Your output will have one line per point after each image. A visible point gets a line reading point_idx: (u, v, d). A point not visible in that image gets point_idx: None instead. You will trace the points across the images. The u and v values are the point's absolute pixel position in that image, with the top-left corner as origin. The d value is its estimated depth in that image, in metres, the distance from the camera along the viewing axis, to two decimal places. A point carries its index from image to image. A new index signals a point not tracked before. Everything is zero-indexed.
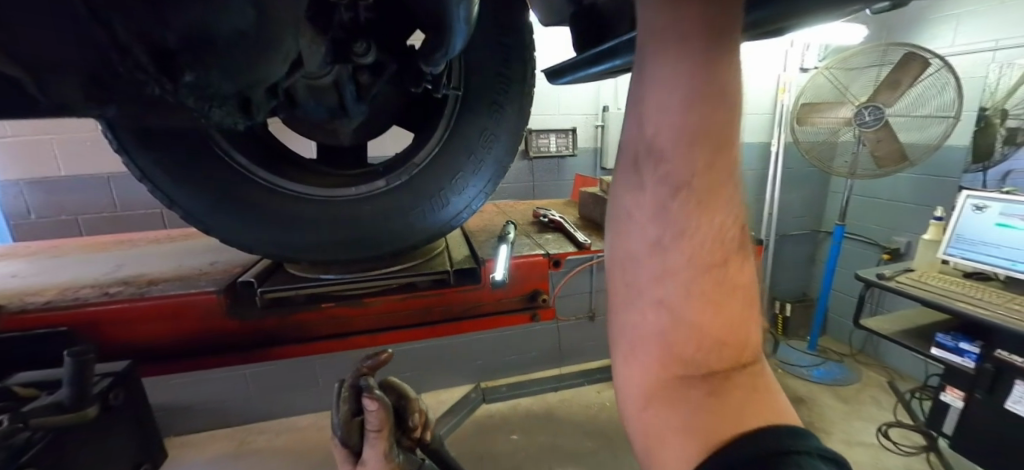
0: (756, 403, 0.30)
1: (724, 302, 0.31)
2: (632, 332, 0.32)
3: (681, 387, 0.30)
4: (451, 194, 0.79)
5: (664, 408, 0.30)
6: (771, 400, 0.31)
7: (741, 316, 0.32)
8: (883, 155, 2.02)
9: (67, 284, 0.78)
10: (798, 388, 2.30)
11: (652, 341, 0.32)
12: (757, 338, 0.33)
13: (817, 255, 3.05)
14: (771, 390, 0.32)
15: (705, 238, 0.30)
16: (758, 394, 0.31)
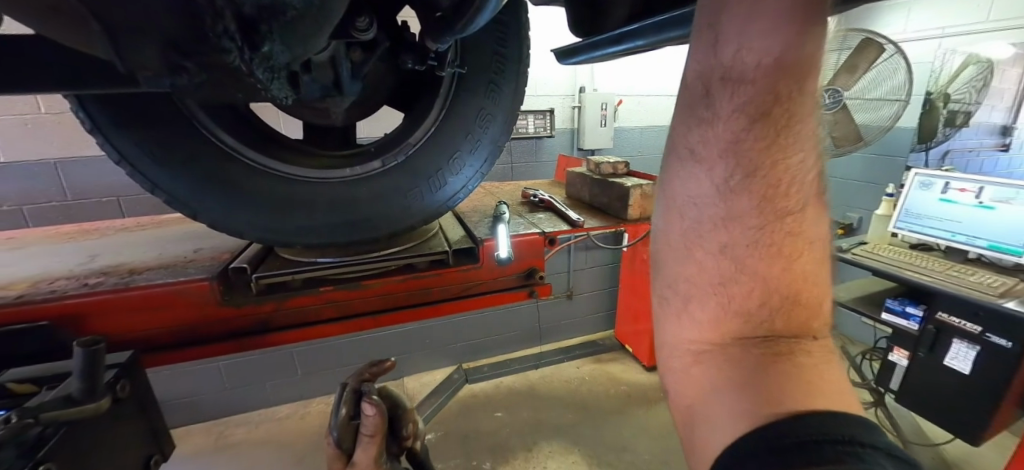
0: (812, 372, 0.32)
1: (781, 279, 0.34)
2: (685, 298, 0.36)
3: (732, 351, 0.34)
4: (448, 174, 0.79)
5: (713, 367, 0.34)
6: (827, 375, 0.33)
7: (801, 296, 0.35)
8: (841, 136, 2.15)
9: (38, 276, 0.73)
10: None
11: (703, 308, 0.35)
12: (817, 316, 0.36)
13: None
14: (829, 365, 0.34)
15: (768, 216, 0.33)
16: (814, 367, 0.33)
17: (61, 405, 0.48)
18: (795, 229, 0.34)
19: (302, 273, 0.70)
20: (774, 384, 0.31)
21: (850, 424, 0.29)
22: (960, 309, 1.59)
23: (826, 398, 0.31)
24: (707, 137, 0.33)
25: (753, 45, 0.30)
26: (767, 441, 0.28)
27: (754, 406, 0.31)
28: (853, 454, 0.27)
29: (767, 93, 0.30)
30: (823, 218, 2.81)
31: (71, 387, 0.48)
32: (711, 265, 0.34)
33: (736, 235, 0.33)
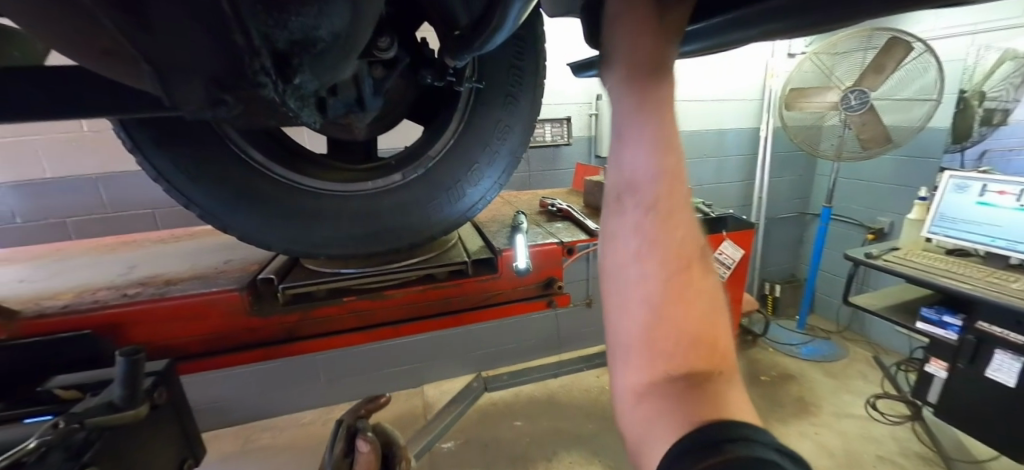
0: (723, 391, 0.30)
1: (694, 304, 0.33)
2: (615, 335, 0.34)
3: (660, 380, 0.31)
4: (467, 186, 0.80)
5: (649, 397, 0.31)
6: (738, 398, 0.31)
7: (713, 324, 0.34)
8: (869, 138, 2.06)
9: (81, 287, 0.77)
10: (789, 366, 2.38)
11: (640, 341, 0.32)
12: (729, 351, 0.34)
13: (805, 236, 3.13)
14: (740, 395, 0.31)
15: (673, 243, 0.34)
16: (726, 387, 0.31)
17: (103, 412, 0.50)
18: (693, 258, 0.35)
19: (326, 284, 0.72)
20: (691, 400, 0.29)
21: (746, 426, 0.27)
22: (1003, 318, 1.50)
23: (738, 414, 0.29)
24: (624, 183, 0.35)
25: (636, 102, 0.35)
26: (687, 452, 0.26)
27: (679, 420, 0.28)
28: (745, 453, 0.25)
29: (654, 138, 0.35)
30: (852, 222, 2.71)
31: (112, 392, 0.50)
32: (636, 294, 0.33)
33: (653, 262, 0.33)
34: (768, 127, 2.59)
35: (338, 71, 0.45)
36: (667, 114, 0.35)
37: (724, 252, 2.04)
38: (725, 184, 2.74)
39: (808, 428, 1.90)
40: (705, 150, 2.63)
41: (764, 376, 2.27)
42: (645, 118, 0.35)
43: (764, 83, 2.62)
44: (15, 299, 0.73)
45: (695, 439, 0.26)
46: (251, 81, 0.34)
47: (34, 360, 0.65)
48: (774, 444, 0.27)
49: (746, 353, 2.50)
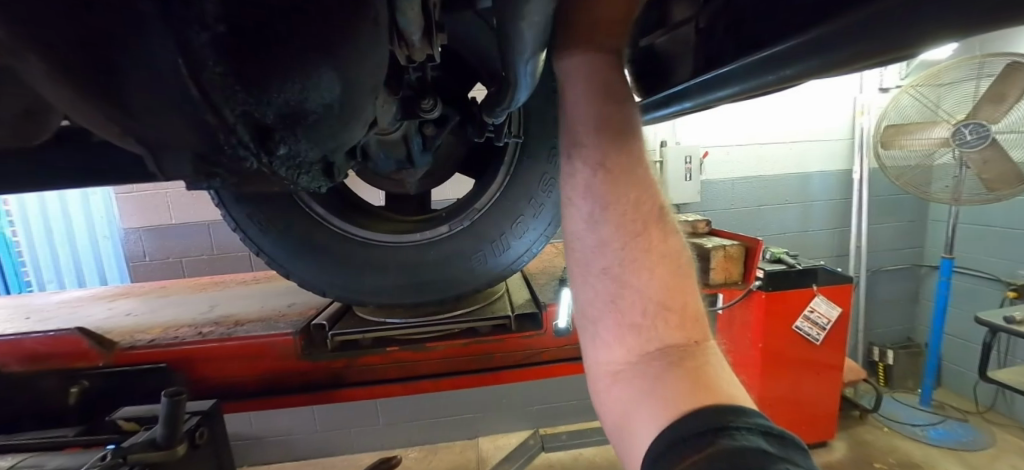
0: (699, 363, 0.36)
1: (661, 292, 0.39)
2: (594, 322, 0.41)
3: (638, 363, 0.37)
4: (511, 238, 0.79)
5: (629, 376, 0.37)
6: (713, 365, 0.36)
7: (682, 304, 0.39)
8: (994, 177, 1.73)
9: (169, 323, 0.87)
10: (911, 452, 1.94)
11: (610, 323, 0.39)
12: (702, 320, 0.39)
13: (922, 293, 2.65)
14: (716, 361, 0.37)
15: (634, 240, 0.40)
16: (701, 360, 0.36)
17: (144, 448, 0.54)
18: (659, 249, 0.40)
19: (370, 333, 0.73)
20: (669, 380, 0.34)
21: (732, 409, 0.31)
22: None
23: (717, 387, 0.34)
24: (575, 193, 0.43)
25: (589, 121, 0.41)
26: (677, 438, 0.30)
27: (662, 401, 0.33)
28: (734, 441, 0.28)
29: (605, 151, 0.41)
30: (983, 278, 2.26)
31: (154, 431, 0.54)
32: (606, 289, 0.40)
33: (617, 262, 0.40)
34: (861, 169, 2.31)
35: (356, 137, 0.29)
36: (620, 126, 0.41)
37: (814, 310, 1.79)
38: (813, 232, 2.45)
39: None
40: (786, 196, 2.40)
41: (878, 464, 1.87)
42: (592, 135, 0.41)
43: (853, 122, 2.36)
44: (118, 331, 0.83)
45: (683, 424, 0.30)
46: (231, 156, 0.19)
47: (120, 387, 0.72)
48: (759, 423, 0.30)
49: (851, 431, 2.09)
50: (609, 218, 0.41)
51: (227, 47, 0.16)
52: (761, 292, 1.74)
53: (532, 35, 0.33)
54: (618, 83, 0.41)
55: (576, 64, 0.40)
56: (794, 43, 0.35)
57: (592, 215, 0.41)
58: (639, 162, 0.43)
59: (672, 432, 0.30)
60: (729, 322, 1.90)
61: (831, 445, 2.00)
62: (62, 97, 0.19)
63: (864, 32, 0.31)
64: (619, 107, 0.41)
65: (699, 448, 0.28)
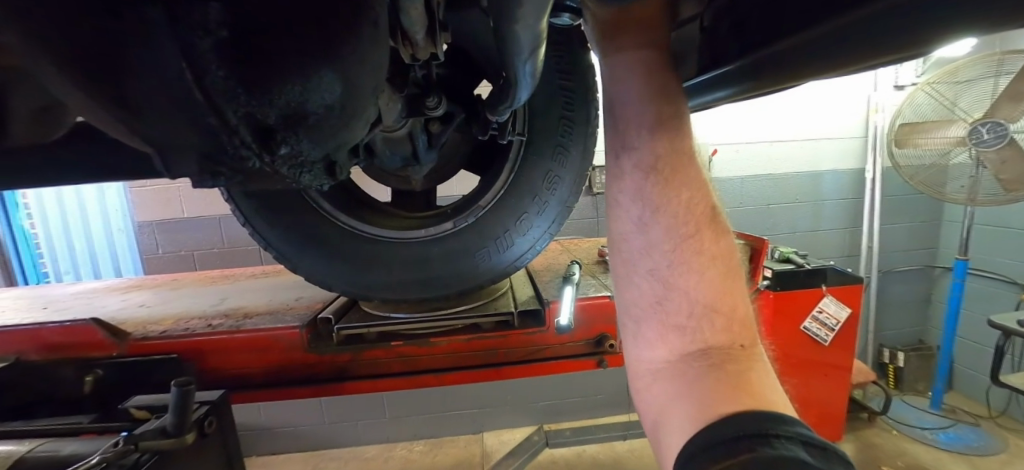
0: (741, 366, 0.37)
1: (708, 295, 0.40)
2: (638, 320, 0.43)
3: (682, 364, 0.38)
4: (516, 234, 0.79)
5: (670, 374, 0.38)
6: (757, 371, 0.37)
7: (729, 308, 0.40)
8: (1012, 178, 1.70)
9: (181, 315, 0.89)
10: (919, 456, 1.92)
11: (654, 324, 0.41)
12: (747, 325, 0.40)
13: (935, 295, 2.60)
14: (762, 367, 0.37)
15: (687, 243, 0.41)
16: (744, 363, 0.37)
17: (155, 436, 0.55)
18: (710, 253, 0.41)
19: (374, 328, 0.74)
20: (709, 382, 0.35)
21: (775, 419, 0.31)
22: None
23: (759, 392, 0.34)
24: (623, 191, 0.44)
25: (641, 125, 0.42)
26: (709, 444, 0.30)
27: (699, 405, 0.35)
28: (775, 450, 0.28)
29: (657, 154, 0.42)
30: (999, 280, 2.21)
31: (164, 419, 0.55)
32: (652, 290, 0.41)
33: (667, 264, 0.41)
34: (874, 168, 2.28)
35: (356, 137, 0.29)
36: (671, 130, 0.42)
37: (823, 311, 1.77)
38: (824, 231, 2.41)
39: None
40: (796, 195, 2.37)
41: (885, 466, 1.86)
42: (645, 133, 0.42)
43: (867, 119, 2.32)
44: (131, 322, 0.86)
45: (720, 429, 0.31)
46: (234, 155, 0.20)
47: (132, 377, 0.74)
48: (802, 434, 0.30)
49: (858, 433, 2.08)
50: (661, 219, 0.42)
51: (229, 53, 0.17)
52: (769, 291, 1.73)
53: (528, 36, 0.33)
54: (666, 86, 0.42)
55: (617, 66, 0.42)
56: (792, 45, 0.35)
57: (641, 215, 0.43)
58: (690, 161, 0.43)
59: (709, 434, 0.31)
60: None
61: (838, 447, 1.98)
62: (73, 98, 0.20)
63: (862, 33, 0.31)
64: (669, 111, 0.42)
65: (737, 452, 0.28)
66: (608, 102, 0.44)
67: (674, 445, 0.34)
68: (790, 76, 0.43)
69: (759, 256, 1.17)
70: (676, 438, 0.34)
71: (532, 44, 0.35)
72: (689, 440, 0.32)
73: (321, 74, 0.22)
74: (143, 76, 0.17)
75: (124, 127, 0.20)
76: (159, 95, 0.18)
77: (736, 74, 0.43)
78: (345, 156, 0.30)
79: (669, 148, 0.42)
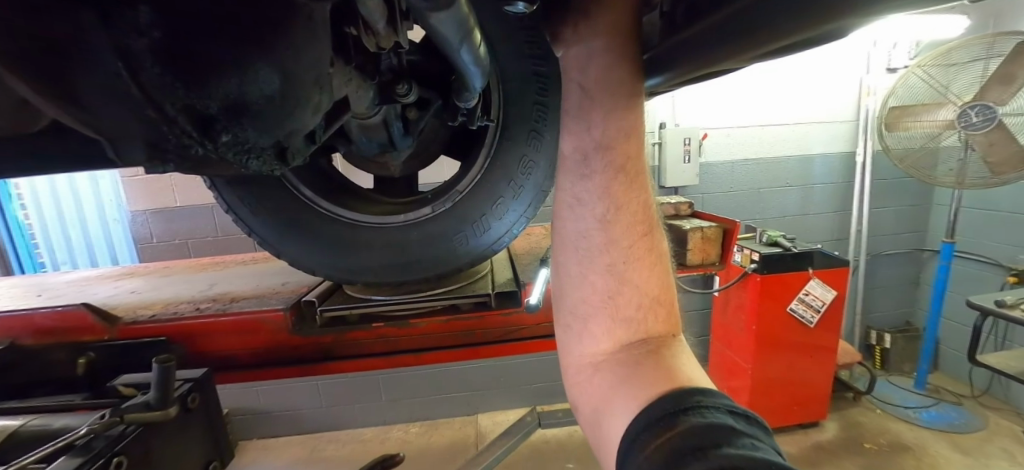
0: (671, 350, 0.42)
1: (653, 289, 0.45)
2: (586, 317, 0.46)
3: (623, 353, 0.42)
4: (492, 218, 0.81)
5: (614, 364, 0.42)
6: (686, 355, 0.42)
7: (667, 301, 0.46)
8: (999, 161, 1.71)
9: (170, 300, 0.91)
10: (901, 433, 1.99)
11: (604, 322, 0.44)
12: (679, 317, 0.46)
13: (921, 277, 2.65)
14: (688, 352, 0.43)
15: (640, 243, 0.46)
16: (671, 348, 0.43)
17: (139, 409, 0.59)
18: (650, 254, 0.46)
19: (356, 309, 0.75)
20: (647, 367, 0.40)
21: (702, 392, 0.36)
22: None
23: (685, 373, 0.39)
24: (585, 192, 0.46)
25: (610, 126, 0.45)
26: (653, 420, 0.34)
27: (641, 386, 0.38)
28: (704, 419, 0.33)
29: (623, 157, 0.45)
30: (984, 262, 2.25)
31: (147, 393, 0.59)
32: (605, 286, 0.45)
33: (622, 262, 0.45)
34: (864, 152, 2.29)
35: (303, 122, 0.31)
36: (633, 132, 0.46)
37: (809, 293, 1.81)
38: (812, 215, 2.44)
39: None
40: (787, 179, 2.38)
41: (867, 443, 1.93)
42: (617, 140, 0.45)
43: (859, 103, 2.32)
44: (123, 307, 0.89)
45: (658, 405, 0.35)
46: (177, 144, 0.22)
47: (123, 359, 0.77)
48: (727, 404, 0.35)
49: (843, 412, 2.14)
50: (619, 218, 0.45)
51: (162, 51, 0.19)
52: (756, 275, 1.78)
53: (453, 26, 0.35)
54: (635, 88, 0.45)
55: (577, 56, 0.44)
56: (715, 25, 0.37)
57: (601, 213, 0.45)
58: (646, 173, 0.48)
59: (652, 411, 0.35)
60: (727, 303, 2.00)
61: (823, 425, 2.05)
62: (20, 89, 0.21)
63: (773, 13, 0.33)
64: (632, 113, 0.45)
65: (673, 425, 0.33)
66: (587, 94, 0.45)
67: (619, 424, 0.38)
68: (725, 58, 0.45)
69: (735, 237, 1.20)
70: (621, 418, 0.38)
71: (471, 28, 0.37)
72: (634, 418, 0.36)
73: (252, 66, 0.24)
74: (82, 75, 0.19)
75: (73, 117, 0.22)
76: (98, 91, 0.20)
77: (675, 50, 0.45)
78: (294, 148, 0.33)
79: (635, 155, 0.46)
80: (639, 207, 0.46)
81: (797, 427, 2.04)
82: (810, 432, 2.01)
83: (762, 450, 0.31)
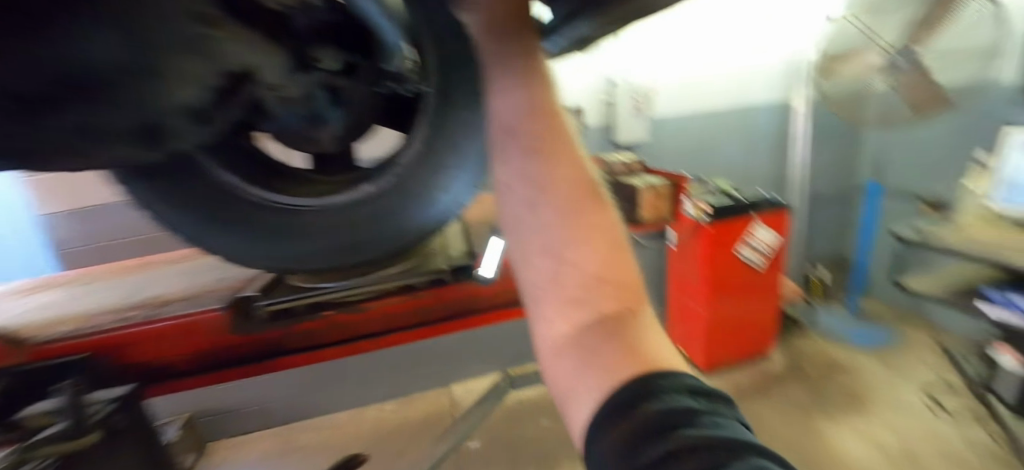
0: (637, 332, 0.33)
1: (600, 258, 0.34)
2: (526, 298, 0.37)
3: (572, 343, 0.33)
4: (438, 192, 0.76)
5: (562, 357, 0.33)
6: (647, 332, 0.34)
7: (619, 269, 0.35)
8: (920, 102, 1.83)
9: (89, 311, 0.82)
10: (837, 356, 2.22)
11: (547, 310, 0.35)
12: (637, 285, 0.36)
13: (852, 214, 2.87)
14: (648, 326, 0.35)
15: (575, 200, 0.34)
16: (638, 329, 0.34)
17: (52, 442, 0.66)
18: (599, 218, 0.35)
19: (304, 299, 0.73)
20: (601, 356, 0.31)
21: (662, 375, 0.30)
22: None
23: (644, 355, 0.32)
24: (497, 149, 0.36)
25: (507, 62, 0.34)
26: (606, 419, 0.28)
27: (594, 383, 0.30)
28: (663, 403, 0.27)
29: (530, 96, 0.35)
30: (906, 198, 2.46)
31: (62, 421, 0.67)
32: (540, 263, 0.34)
33: (555, 230, 0.34)
34: (802, 100, 2.39)
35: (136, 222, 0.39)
36: (541, 70, 0.36)
37: (756, 238, 1.92)
38: (756, 164, 2.56)
39: (859, 424, 1.81)
40: (733, 131, 2.46)
41: (808, 369, 2.14)
42: (516, 78, 0.34)
43: (798, 51, 2.39)
44: (32, 325, 0.79)
45: (611, 405, 0.28)
46: None
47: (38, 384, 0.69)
48: (687, 384, 0.30)
49: (788, 343, 2.35)
50: (547, 182, 0.34)
51: None
52: (708, 225, 1.86)
53: None
54: (522, 17, 0.35)
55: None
56: None
57: (523, 182, 0.35)
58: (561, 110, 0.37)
59: (610, 411, 0.28)
60: (682, 253, 2.09)
61: (770, 357, 2.24)
62: None
63: None
64: (532, 46, 0.35)
65: (633, 412, 0.27)
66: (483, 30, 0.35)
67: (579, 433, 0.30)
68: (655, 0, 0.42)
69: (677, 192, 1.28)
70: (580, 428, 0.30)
71: None
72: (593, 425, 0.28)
73: None
74: None
75: None
76: None
77: None
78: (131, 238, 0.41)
79: (543, 93, 0.35)
80: (563, 155, 0.35)
81: (748, 360, 2.22)
82: (760, 364, 2.20)
83: (725, 426, 0.27)
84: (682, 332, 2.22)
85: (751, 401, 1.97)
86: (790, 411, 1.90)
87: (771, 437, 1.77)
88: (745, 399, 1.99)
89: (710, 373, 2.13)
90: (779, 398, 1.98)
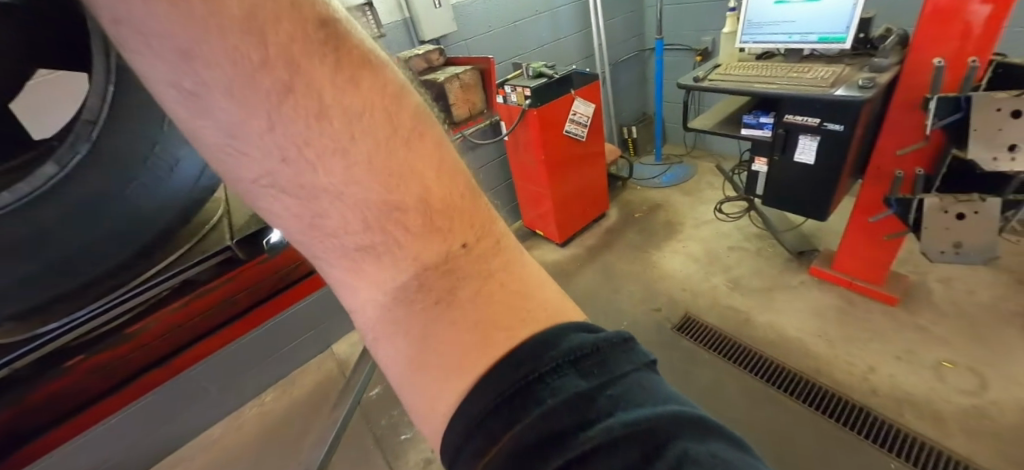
0: (478, 283, 0.30)
1: (425, 214, 0.29)
2: (345, 269, 0.29)
3: (410, 312, 0.29)
4: (158, 167, 0.61)
5: (409, 333, 0.29)
6: (507, 284, 0.30)
7: (453, 219, 0.30)
8: None
9: None
10: (654, 197, 2.68)
11: (380, 281, 0.29)
12: (479, 226, 0.32)
13: (646, 74, 3.25)
14: (507, 276, 0.31)
15: (377, 146, 0.26)
16: (477, 275, 0.30)
17: None
18: (418, 166, 0.28)
19: (32, 355, 0.57)
20: (456, 334, 0.28)
21: (545, 349, 0.26)
22: (806, 108, 1.58)
23: (507, 321, 0.28)
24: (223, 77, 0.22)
25: None
26: (477, 419, 0.24)
27: (447, 364, 0.27)
28: (553, 398, 0.24)
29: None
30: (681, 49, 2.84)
31: None
32: (350, 230, 0.27)
33: (356, 192, 0.26)
34: None
35: None
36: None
37: (577, 112, 2.01)
38: (563, 39, 2.59)
39: (677, 245, 2.28)
40: (535, 6, 2.38)
41: (637, 214, 2.56)
42: None
43: None
44: None
45: (476, 397, 0.25)
46: None
47: None
48: (573, 350, 0.27)
49: (618, 197, 2.73)
50: (323, 132, 0.24)
51: None
52: (533, 110, 1.86)
53: None
54: None
55: None
56: None
57: (251, 126, 0.23)
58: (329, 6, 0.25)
59: (472, 413, 0.25)
60: (517, 143, 2.09)
61: (608, 214, 2.59)
62: None
63: None
64: None
65: (514, 417, 0.24)
66: None
67: (432, 426, 0.27)
68: None
69: None
70: (432, 424, 0.27)
71: None
72: (449, 427, 0.25)
73: None
74: None
75: None
76: None
77: None
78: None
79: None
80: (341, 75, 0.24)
81: (593, 222, 2.53)
82: (602, 223, 2.54)
83: (635, 404, 0.25)
84: (536, 217, 2.38)
85: (601, 255, 2.30)
86: (629, 253, 2.29)
87: (621, 279, 2.14)
88: (598, 255, 2.32)
89: (566, 244, 2.40)
90: (620, 245, 2.35)
